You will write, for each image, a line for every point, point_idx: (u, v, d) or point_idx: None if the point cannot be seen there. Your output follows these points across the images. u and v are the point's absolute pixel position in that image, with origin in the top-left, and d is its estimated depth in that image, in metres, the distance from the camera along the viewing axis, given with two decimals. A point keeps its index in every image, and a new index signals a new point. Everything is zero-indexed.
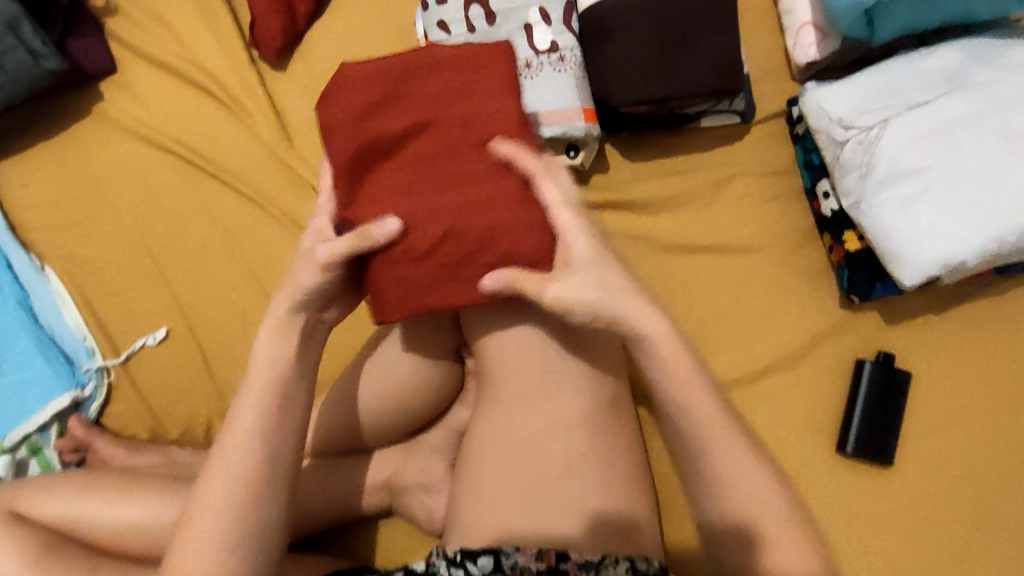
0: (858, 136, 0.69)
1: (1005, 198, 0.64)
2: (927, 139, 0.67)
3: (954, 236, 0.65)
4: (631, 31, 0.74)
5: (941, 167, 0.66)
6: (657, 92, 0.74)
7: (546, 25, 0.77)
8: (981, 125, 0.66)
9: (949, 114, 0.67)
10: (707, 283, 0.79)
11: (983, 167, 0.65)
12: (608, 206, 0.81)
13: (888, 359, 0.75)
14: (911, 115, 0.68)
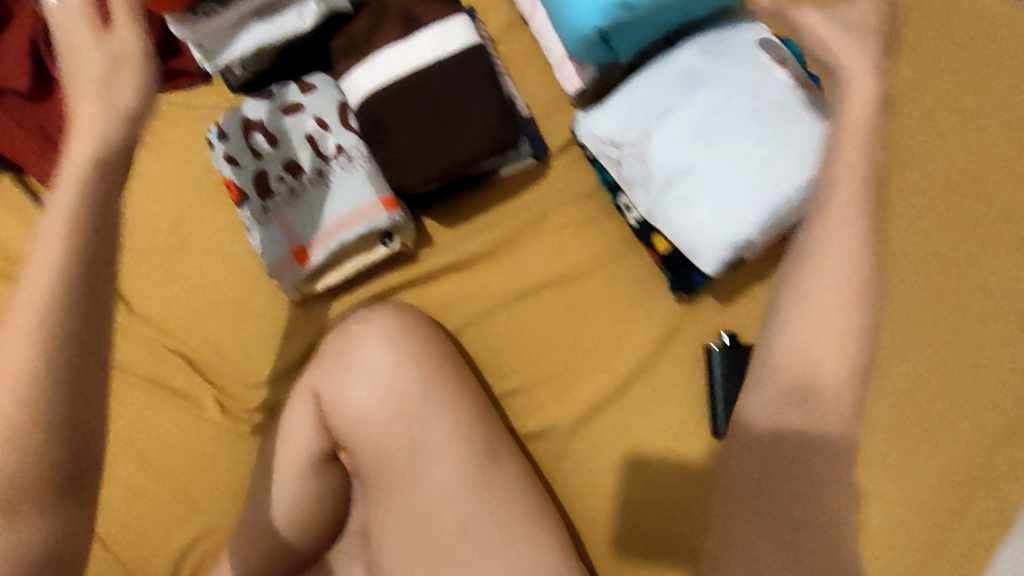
0: (628, 154, 0.75)
1: (764, 174, 0.70)
2: (685, 139, 0.73)
3: (731, 218, 0.71)
4: (400, 114, 0.78)
5: (703, 161, 0.72)
6: (441, 165, 0.77)
7: (325, 132, 0.81)
8: (725, 114, 0.73)
9: (695, 112, 0.73)
10: (553, 316, 0.85)
11: (738, 151, 0.71)
12: (437, 276, 0.86)
13: (735, 338, 0.82)
14: (665, 123, 0.74)
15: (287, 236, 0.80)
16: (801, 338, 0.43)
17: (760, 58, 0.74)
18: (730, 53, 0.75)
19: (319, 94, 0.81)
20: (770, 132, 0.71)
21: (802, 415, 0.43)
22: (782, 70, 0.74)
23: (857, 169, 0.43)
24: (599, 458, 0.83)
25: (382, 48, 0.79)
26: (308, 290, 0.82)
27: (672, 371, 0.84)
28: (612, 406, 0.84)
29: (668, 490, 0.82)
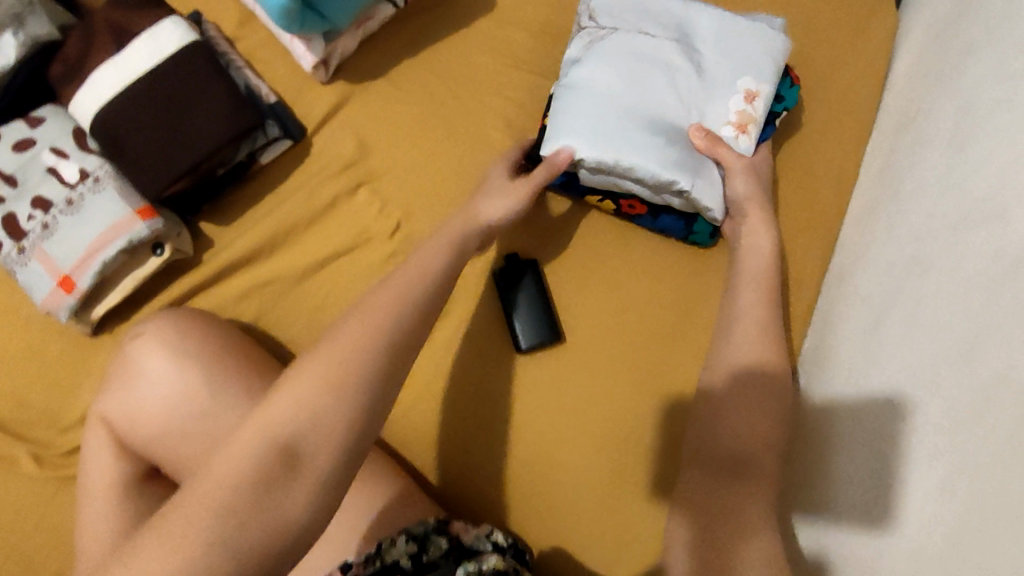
0: (589, 30, 0.84)
1: (655, 127, 0.78)
2: (632, 61, 0.80)
3: (594, 139, 0.78)
4: (133, 125, 0.79)
5: (622, 81, 0.80)
6: (185, 161, 0.79)
7: (65, 160, 0.80)
8: (674, 73, 0.80)
9: (655, 51, 0.81)
10: (346, 284, 0.86)
11: (661, 102, 0.79)
12: (223, 275, 0.87)
13: (513, 256, 0.87)
14: (635, 36, 0.81)
15: (50, 271, 0.78)
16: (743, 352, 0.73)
17: (738, 79, 0.80)
18: (730, 52, 0.80)
19: (49, 124, 0.80)
20: (669, 116, 0.79)
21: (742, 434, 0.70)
22: (741, 102, 0.79)
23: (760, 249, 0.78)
24: (419, 405, 0.86)
25: (100, 66, 0.79)
26: (90, 318, 0.82)
27: (469, 306, 0.87)
28: (421, 354, 0.87)
29: (493, 416, 0.85)
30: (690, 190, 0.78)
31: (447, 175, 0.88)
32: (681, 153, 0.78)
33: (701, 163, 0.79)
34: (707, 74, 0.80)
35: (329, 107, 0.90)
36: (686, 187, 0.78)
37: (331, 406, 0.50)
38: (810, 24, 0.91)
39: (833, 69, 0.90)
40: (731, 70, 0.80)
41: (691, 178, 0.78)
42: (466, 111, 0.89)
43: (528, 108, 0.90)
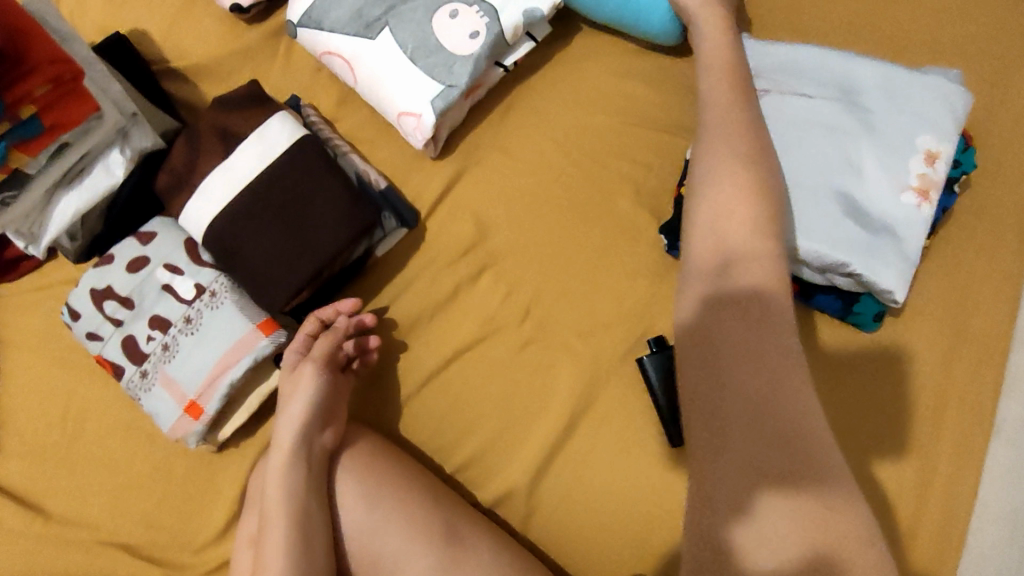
0: None
1: (813, 203, 0.68)
2: (785, 126, 0.70)
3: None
4: (248, 234, 0.74)
5: (780, 147, 0.69)
6: (307, 270, 0.73)
7: (179, 275, 0.76)
8: (839, 134, 0.69)
9: (815, 112, 0.70)
10: (476, 378, 0.81)
11: (822, 172, 0.68)
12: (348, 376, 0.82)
13: (661, 342, 0.77)
14: (788, 95, 0.71)
15: (174, 395, 0.74)
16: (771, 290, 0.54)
17: (915, 138, 0.69)
18: (903, 108, 0.69)
19: (160, 239, 0.76)
20: (840, 183, 0.68)
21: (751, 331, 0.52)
22: (924, 163, 0.68)
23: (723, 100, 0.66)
24: (566, 505, 0.79)
25: (208, 173, 0.75)
26: (217, 437, 0.77)
27: (613, 394, 0.79)
28: (562, 448, 0.79)
29: (646, 515, 0.76)
30: (861, 273, 0.67)
31: (576, 249, 0.81)
32: (851, 230, 0.67)
33: (878, 243, 0.67)
34: (878, 134, 0.69)
35: (442, 186, 0.84)
36: (857, 269, 0.66)
37: (315, 514, 0.71)
38: (972, 49, 0.81)
39: (1001, 101, 0.80)
40: (907, 130, 0.69)
41: (863, 260, 0.66)
42: (590, 177, 0.82)
43: (658, 168, 0.82)
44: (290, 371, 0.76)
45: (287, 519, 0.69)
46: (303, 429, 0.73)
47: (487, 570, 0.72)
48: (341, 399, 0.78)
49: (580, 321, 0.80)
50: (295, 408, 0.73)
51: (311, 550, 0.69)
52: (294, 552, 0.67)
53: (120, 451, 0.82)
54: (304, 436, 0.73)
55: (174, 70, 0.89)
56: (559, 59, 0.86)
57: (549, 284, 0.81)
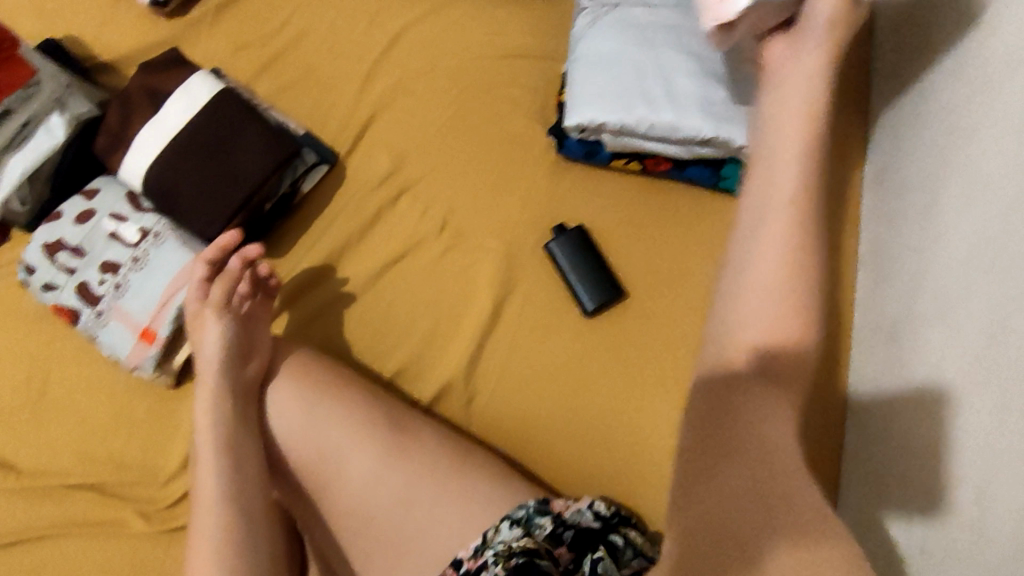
0: (592, 9, 0.87)
1: (666, 87, 0.80)
2: (634, 30, 0.83)
3: (608, 108, 0.81)
4: (182, 176, 0.83)
5: (632, 49, 0.82)
6: (237, 196, 0.82)
7: (124, 222, 0.84)
8: (675, 30, 0.81)
9: (654, 14, 0.82)
10: (405, 287, 0.89)
11: (668, 63, 0.81)
12: (294, 296, 0.91)
13: (562, 229, 0.88)
14: (633, 6, 0.84)
15: (129, 327, 0.81)
16: (745, 317, 0.50)
17: None
18: None
19: (105, 193, 0.85)
20: (690, 66, 0.80)
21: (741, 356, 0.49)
22: None
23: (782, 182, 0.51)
24: (499, 389, 0.87)
25: (144, 128, 0.84)
26: (172, 366, 0.84)
27: (528, 282, 0.88)
28: (490, 337, 0.88)
29: (568, 382, 0.86)
30: (713, 135, 0.78)
31: (478, 166, 0.92)
32: (705, 96, 0.78)
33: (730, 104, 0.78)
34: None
35: (358, 132, 0.95)
36: (708, 133, 0.78)
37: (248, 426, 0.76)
38: None
39: None
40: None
41: (711, 124, 0.77)
42: (485, 105, 0.95)
43: (541, 90, 0.95)
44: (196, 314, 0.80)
45: (214, 440, 0.74)
46: (222, 367, 0.77)
47: (433, 445, 0.80)
48: (263, 325, 0.83)
49: (492, 223, 0.90)
50: (207, 342, 0.78)
51: (238, 466, 0.74)
52: (222, 469, 0.73)
53: (81, 400, 0.88)
54: (226, 372, 0.77)
55: (109, 68, 1.00)
56: (446, 12, 0.99)
57: (460, 197, 0.91)
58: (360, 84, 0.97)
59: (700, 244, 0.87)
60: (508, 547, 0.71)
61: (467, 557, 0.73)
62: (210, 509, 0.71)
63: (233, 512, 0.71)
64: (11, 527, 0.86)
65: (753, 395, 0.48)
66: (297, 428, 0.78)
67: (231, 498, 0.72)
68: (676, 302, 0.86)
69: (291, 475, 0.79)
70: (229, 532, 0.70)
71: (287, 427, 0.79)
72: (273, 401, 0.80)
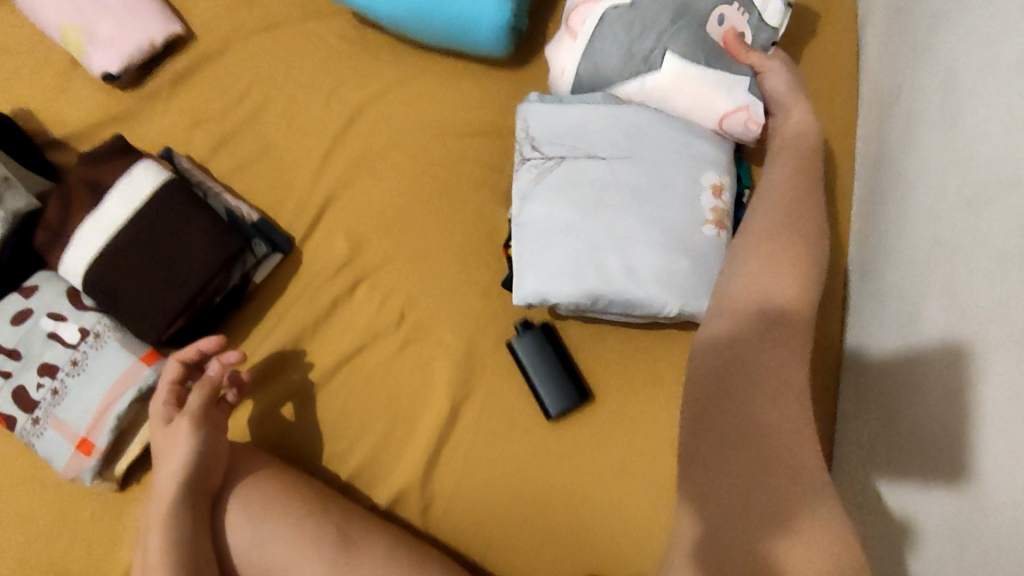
0: (536, 161, 0.79)
1: (625, 262, 0.74)
2: (586, 190, 0.76)
3: (568, 283, 0.74)
4: (124, 276, 0.79)
5: (575, 220, 0.76)
6: (179, 299, 0.78)
7: (64, 322, 0.80)
8: (633, 189, 0.76)
9: (594, 176, 0.77)
10: (362, 383, 0.85)
11: (622, 232, 0.75)
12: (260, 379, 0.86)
13: (526, 324, 0.83)
14: (584, 161, 0.77)
15: (65, 436, 0.77)
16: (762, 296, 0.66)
17: (700, 174, 0.77)
18: (682, 155, 0.77)
19: (43, 291, 0.81)
20: (646, 242, 0.75)
21: (750, 334, 0.65)
22: (712, 196, 0.77)
23: (767, 226, 0.71)
24: (460, 492, 0.83)
25: (82, 223, 0.80)
26: (114, 473, 0.80)
27: (490, 380, 0.84)
28: (449, 438, 0.83)
29: (532, 487, 0.82)
30: (679, 310, 0.74)
31: (440, 251, 0.87)
32: (668, 266, 0.74)
33: (696, 280, 0.75)
34: (665, 184, 0.76)
35: (315, 211, 0.90)
36: (675, 308, 0.74)
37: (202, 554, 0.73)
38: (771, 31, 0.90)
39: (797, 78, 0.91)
40: (688, 174, 0.77)
41: (678, 298, 0.74)
42: (447, 185, 0.90)
43: (507, 170, 0.90)
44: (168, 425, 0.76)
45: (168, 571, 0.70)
46: (186, 480, 0.74)
47: (386, 559, 0.76)
48: (223, 438, 0.79)
49: (453, 316, 0.85)
50: (166, 461, 0.74)
51: None
52: None
53: (20, 505, 0.84)
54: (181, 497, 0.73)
55: (56, 142, 0.95)
56: (407, 83, 0.94)
57: (420, 285, 0.87)
58: (317, 160, 0.92)
59: (669, 345, 0.84)
60: None
61: None
62: None
63: None
64: None
65: (752, 350, 0.64)
66: (252, 545, 0.75)
67: None
68: (645, 404, 0.83)
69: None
70: None
71: (245, 543, 0.75)
72: (227, 519, 0.76)
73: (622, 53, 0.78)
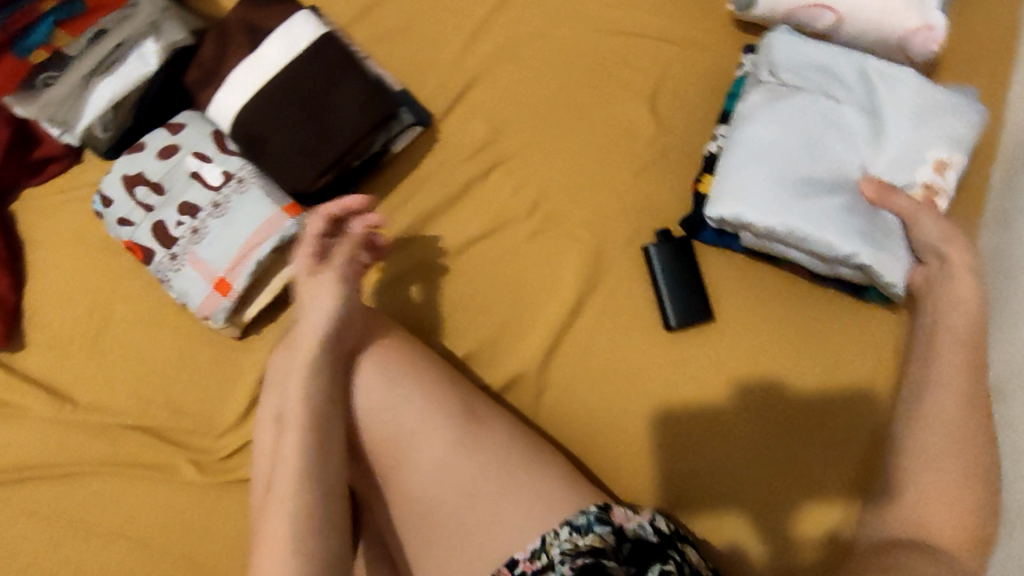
0: (769, 86, 0.77)
1: (825, 202, 0.72)
2: (806, 125, 0.75)
3: (762, 207, 0.73)
4: (275, 124, 0.78)
5: (791, 149, 0.74)
6: (329, 156, 0.78)
7: (208, 163, 0.80)
8: (852, 134, 0.75)
9: (824, 109, 0.75)
10: (487, 268, 0.86)
11: (830, 175, 0.74)
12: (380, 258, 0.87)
13: (665, 233, 0.84)
14: (818, 99, 0.75)
15: (204, 275, 0.78)
16: None
17: (929, 146, 0.73)
18: (926, 121, 0.73)
19: (190, 130, 0.80)
20: (847, 184, 0.73)
21: None
22: (933, 172, 0.73)
23: None
24: (571, 385, 0.84)
25: (236, 67, 0.79)
26: (242, 319, 0.81)
27: (615, 281, 0.85)
28: (568, 332, 0.84)
29: (644, 390, 0.83)
30: (870, 263, 0.71)
31: (578, 148, 0.87)
32: (856, 218, 0.72)
33: (886, 239, 0.71)
34: (884, 140, 0.74)
35: (456, 92, 0.89)
36: (861, 260, 0.71)
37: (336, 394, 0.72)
38: None
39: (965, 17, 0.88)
40: (920, 142, 0.73)
41: (872, 250, 0.71)
42: (592, 82, 0.88)
43: (658, 73, 0.88)
44: (307, 277, 0.76)
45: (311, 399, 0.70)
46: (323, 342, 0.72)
47: (502, 436, 0.77)
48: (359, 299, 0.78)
49: (588, 215, 0.86)
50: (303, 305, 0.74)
51: (336, 429, 0.70)
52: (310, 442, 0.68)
53: (146, 342, 0.86)
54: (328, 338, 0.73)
55: None
56: None
57: (555, 179, 0.87)
58: (463, 39, 0.90)
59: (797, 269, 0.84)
60: (569, 551, 0.70)
61: (524, 559, 0.71)
62: (302, 471, 0.66)
63: (320, 480, 0.67)
64: (66, 457, 0.85)
65: None
66: (388, 394, 0.75)
67: (319, 469, 0.67)
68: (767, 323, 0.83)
69: (355, 443, 0.76)
70: (316, 503, 0.65)
71: (381, 392, 0.75)
72: (358, 378, 0.75)
73: None
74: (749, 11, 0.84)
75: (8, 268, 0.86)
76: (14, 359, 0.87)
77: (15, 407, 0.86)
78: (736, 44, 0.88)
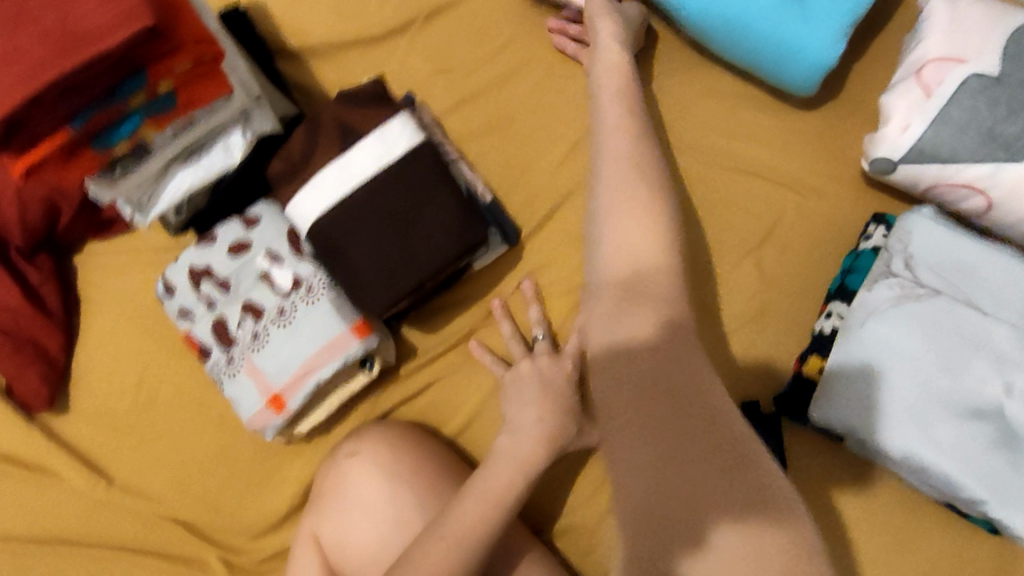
0: (904, 282, 0.72)
1: (956, 432, 0.67)
2: (942, 335, 0.69)
3: (887, 426, 0.68)
4: (356, 238, 0.73)
5: (920, 361, 0.69)
6: (408, 283, 0.72)
7: (280, 265, 0.75)
8: (997, 354, 0.67)
9: (964, 321, 0.69)
10: None
11: (965, 397, 0.68)
12: (447, 378, 0.82)
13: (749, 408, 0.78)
14: (959, 307, 0.69)
15: (259, 385, 0.74)
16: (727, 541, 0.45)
17: None
18: None
19: (265, 226, 0.76)
20: (983, 411, 0.67)
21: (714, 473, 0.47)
22: None
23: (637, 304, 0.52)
24: None
25: (324, 167, 0.74)
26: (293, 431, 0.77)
27: None
28: None
29: None
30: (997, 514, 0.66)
31: None
32: (987, 457, 0.66)
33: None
34: None
35: (549, 209, 0.83)
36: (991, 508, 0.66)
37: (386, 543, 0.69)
38: None
39: None
40: None
41: (1004, 499, 0.65)
42: (698, 222, 0.83)
43: (769, 222, 0.82)
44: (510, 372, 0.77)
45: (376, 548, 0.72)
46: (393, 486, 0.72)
47: None
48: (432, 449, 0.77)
49: None
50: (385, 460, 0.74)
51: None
52: None
53: (191, 426, 0.82)
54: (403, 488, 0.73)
55: (289, 52, 0.87)
56: (677, 92, 0.85)
57: None
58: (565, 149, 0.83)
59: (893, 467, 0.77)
60: None
61: None
62: None
63: None
64: (92, 534, 0.81)
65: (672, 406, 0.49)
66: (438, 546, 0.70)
67: None
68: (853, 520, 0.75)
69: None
70: None
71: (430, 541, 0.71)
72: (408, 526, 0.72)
73: (981, 133, 0.73)
74: (884, 175, 0.79)
75: (62, 328, 0.82)
76: (55, 421, 0.83)
77: (47, 472, 0.82)
78: (861, 207, 0.82)
